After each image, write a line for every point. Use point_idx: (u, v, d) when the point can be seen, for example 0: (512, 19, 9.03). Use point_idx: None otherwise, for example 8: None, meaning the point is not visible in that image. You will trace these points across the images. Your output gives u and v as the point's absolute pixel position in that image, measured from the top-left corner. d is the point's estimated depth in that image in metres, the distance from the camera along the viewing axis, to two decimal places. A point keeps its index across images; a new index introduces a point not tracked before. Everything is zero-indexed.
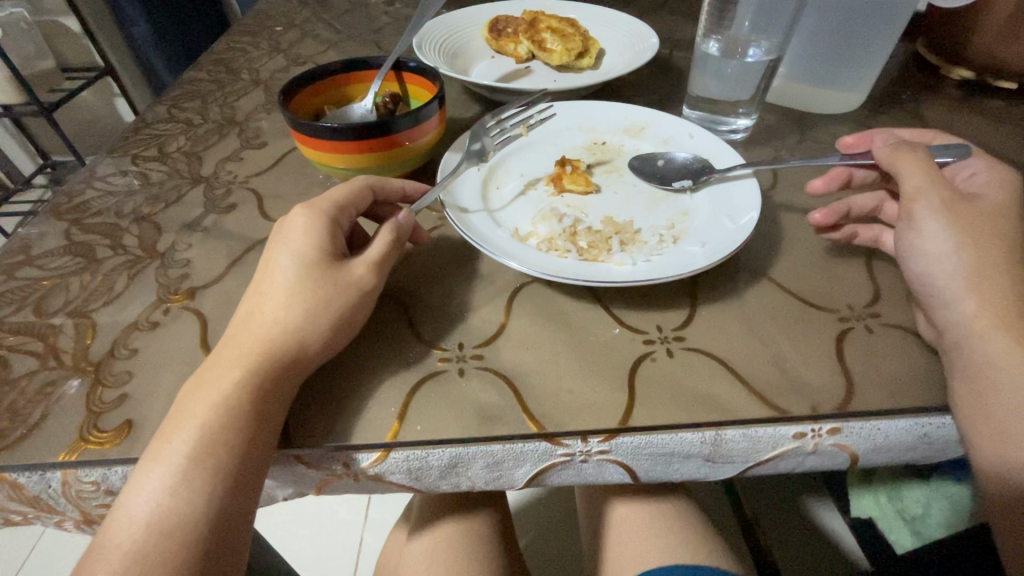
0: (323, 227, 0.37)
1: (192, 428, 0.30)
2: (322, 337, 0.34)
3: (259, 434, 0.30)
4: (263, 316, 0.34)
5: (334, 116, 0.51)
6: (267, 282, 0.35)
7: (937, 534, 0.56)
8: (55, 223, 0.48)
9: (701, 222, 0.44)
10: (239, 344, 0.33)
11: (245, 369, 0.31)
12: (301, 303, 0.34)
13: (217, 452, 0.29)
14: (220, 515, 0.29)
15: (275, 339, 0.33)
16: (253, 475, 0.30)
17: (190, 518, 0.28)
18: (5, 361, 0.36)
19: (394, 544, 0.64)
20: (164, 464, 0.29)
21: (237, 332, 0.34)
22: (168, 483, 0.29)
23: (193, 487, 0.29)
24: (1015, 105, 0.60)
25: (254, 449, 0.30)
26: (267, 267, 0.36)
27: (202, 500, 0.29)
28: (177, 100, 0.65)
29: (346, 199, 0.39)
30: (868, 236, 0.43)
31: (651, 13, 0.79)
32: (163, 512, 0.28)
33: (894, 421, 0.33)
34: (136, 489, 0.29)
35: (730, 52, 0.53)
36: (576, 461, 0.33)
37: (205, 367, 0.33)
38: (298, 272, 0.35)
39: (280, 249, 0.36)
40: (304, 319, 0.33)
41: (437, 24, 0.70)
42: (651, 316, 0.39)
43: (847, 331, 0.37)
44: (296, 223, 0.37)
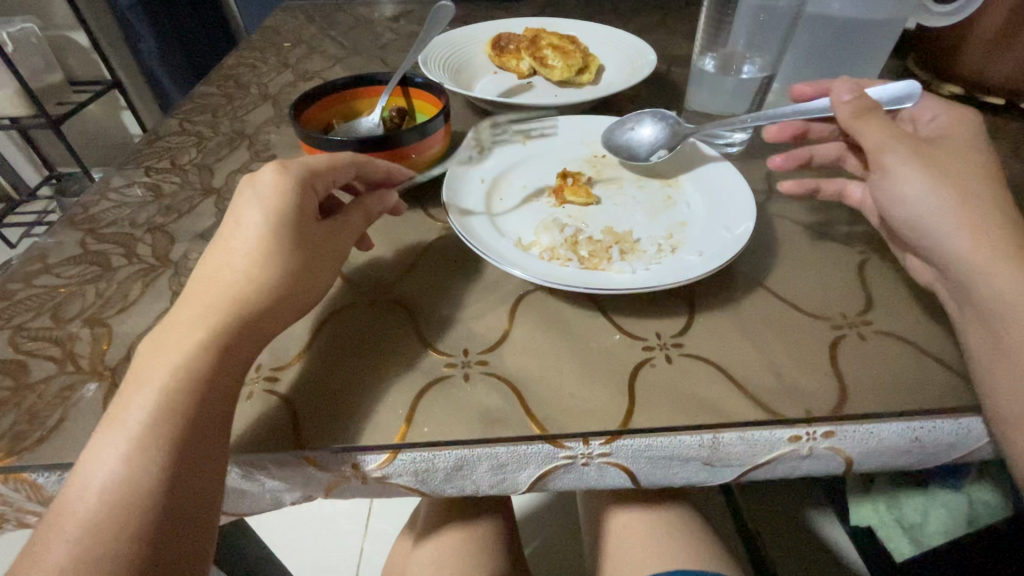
0: (294, 186, 0.37)
1: (151, 392, 0.30)
2: (284, 299, 0.35)
3: (218, 396, 0.31)
4: (228, 276, 0.34)
5: (342, 130, 0.52)
6: (233, 241, 0.35)
7: (934, 541, 0.57)
8: (70, 233, 0.49)
9: (698, 232, 0.46)
10: (202, 306, 0.33)
11: (210, 331, 0.32)
12: (269, 264, 0.35)
13: (178, 414, 0.30)
14: (175, 482, 0.29)
15: (237, 303, 0.34)
16: (209, 438, 0.30)
17: (145, 484, 0.28)
18: (23, 365, 0.38)
19: (398, 551, 0.64)
20: (121, 431, 0.29)
21: (198, 293, 0.34)
22: (124, 448, 0.29)
23: (148, 451, 0.29)
24: (1004, 120, 0.62)
25: (212, 412, 0.31)
26: (233, 224, 0.36)
27: (155, 466, 0.29)
28: (188, 114, 0.67)
29: (323, 166, 0.39)
30: (833, 189, 0.50)
31: (649, 31, 0.81)
32: (119, 479, 0.28)
33: (885, 424, 0.34)
34: (93, 456, 0.29)
35: (726, 68, 0.56)
36: (578, 463, 0.34)
37: (166, 330, 0.33)
38: (267, 231, 0.35)
39: (248, 203, 0.36)
40: (270, 283, 0.34)
41: (442, 41, 0.72)
42: (651, 324, 0.40)
43: (841, 337, 0.38)
44: (267, 179, 0.37)
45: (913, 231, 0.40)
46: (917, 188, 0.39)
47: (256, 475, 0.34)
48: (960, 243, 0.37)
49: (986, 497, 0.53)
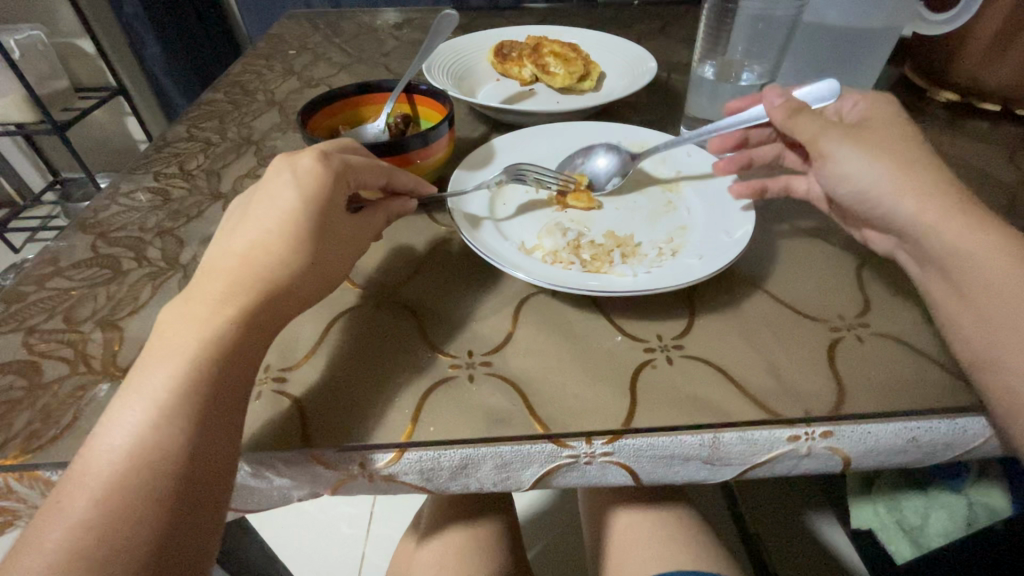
0: (332, 178, 0.37)
1: (177, 361, 0.31)
2: (303, 286, 0.36)
3: (238, 372, 0.32)
4: (256, 252, 0.35)
5: (348, 136, 0.53)
6: (264, 218, 0.36)
7: (934, 543, 0.57)
8: (81, 237, 0.50)
9: (699, 236, 0.46)
10: (228, 280, 0.34)
11: (235, 308, 0.33)
12: (295, 247, 0.35)
13: (197, 387, 0.30)
14: (189, 450, 0.29)
15: (264, 283, 0.34)
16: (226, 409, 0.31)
17: (161, 450, 0.29)
18: (37, 366, 0.38)
19: (401, 553, 0.65)
20: (143, 396, 0.30)
21: (227, 265, 0.35)
22: (146, 411, 0.30)
23: (168, 417, 0.30)
24: (1000, 126, 0.63)
25: (229, 388, 0.32)
26: (268, 200, 0.37)
27: (171, 432, 0.29)
28: (196, 120, 0.68)
29: (360, 166, 0.40)
30: (778, 186, 0.51)
31: (649, 39, 0.82)
32: (138, 442, 0.29)
33: (882, 424, 0.35)
34: (117, 417, 0.30)
35: (725, 76, 0.57)
36: (581, 462, 0.35)
37: (194, 299, 0.34)
38: (300, 214, 0.36)
39: (284, 183, 0.37)
40: (293, 267, 0.35)
41: (445, 49, 0.73)
42: (652, 326, 0.41)
43: (839, 339, 0.39)
44: (305, 164, 0.37)
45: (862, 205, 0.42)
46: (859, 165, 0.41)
47: (265, 473, 0.34)
48: (907, 206, 0.39)
49: (987, 499, 0.53)
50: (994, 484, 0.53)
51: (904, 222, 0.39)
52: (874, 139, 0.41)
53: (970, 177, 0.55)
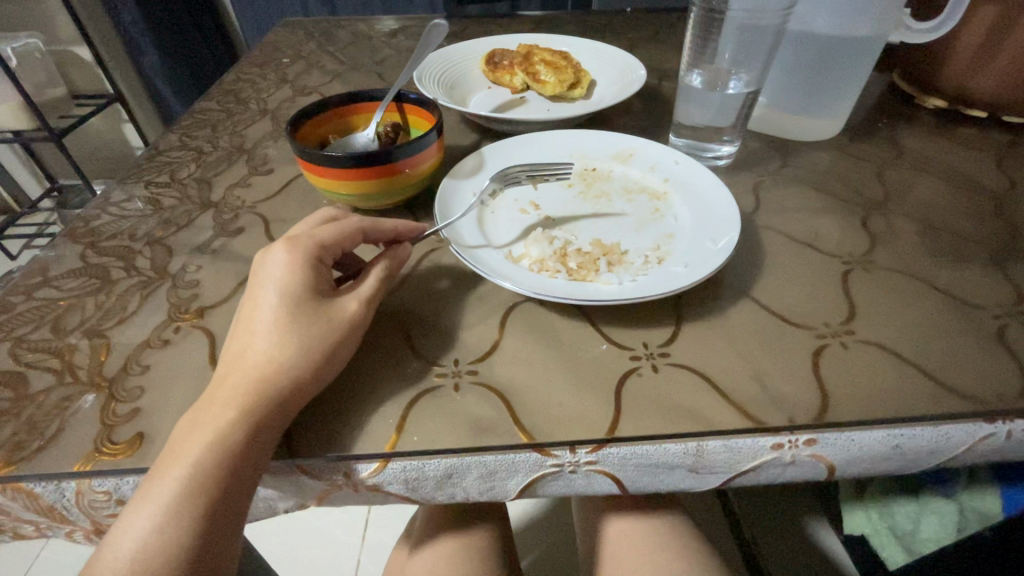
0: (304, 264, 0.37)
1: (179, 470, 0.30)
2: (309, 380, 0.34)
3: (242, 476, 0.31)
4: (252, 355, 0.34)
5: (338, 145, 0.54)
6: (254, 321, 0.36)
7: (926, 550, 0.57)
8: (71, 246, 0.50)
9: (685, 244, 0.47)
10: (227, 385, 0.33)
11: (236, 410, 0.32)
12: (290, 340, 0.34)
13: (207, 487, 0.30)
14: (202, 555, 0.30)
15: (266, 376, 0.33)
16: (236, 509, 0.31)
17: (174, 557, 0.29)
18: (23, 377, 0.38)
19: (395, 561, 0.65)
20: (147, 504, 0.30)
21: (224, 369, 0.34)
22: (154, 522, 0.30)
23: (178, 526, 0.30)
24: (987, 132, 0.63)
25: (236, 490, 0.31)
26: (253, 303, 0.36)
27: (183, 539, 0.30)
28: (189, 129, 0.69)
29: (330, 239, 0.39)
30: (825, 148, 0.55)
31: (640, 46, 0.83)
32: (149, 553, 0.29)
33: (865, 432, 0.35)
34: (125, 526, 0.30)
35: (713, 84, 0.57)
36: (566, 472, 0.35)
37: (199, 406, 0.33)
38: (284, 308, 0.35)
39: (264, 285, 0.37)
40: (292, 361, 0.34)
41: (437, 57, 0.73)
42: (638, 333, 0.41)
43: (824, 346, 0.39)
44: (280, 260, 0.37)
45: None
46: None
47: None
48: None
49: (977, 505, 0.53)
50: (989, 489, 0.52)
51: None
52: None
53: (957, 183, 0.55)
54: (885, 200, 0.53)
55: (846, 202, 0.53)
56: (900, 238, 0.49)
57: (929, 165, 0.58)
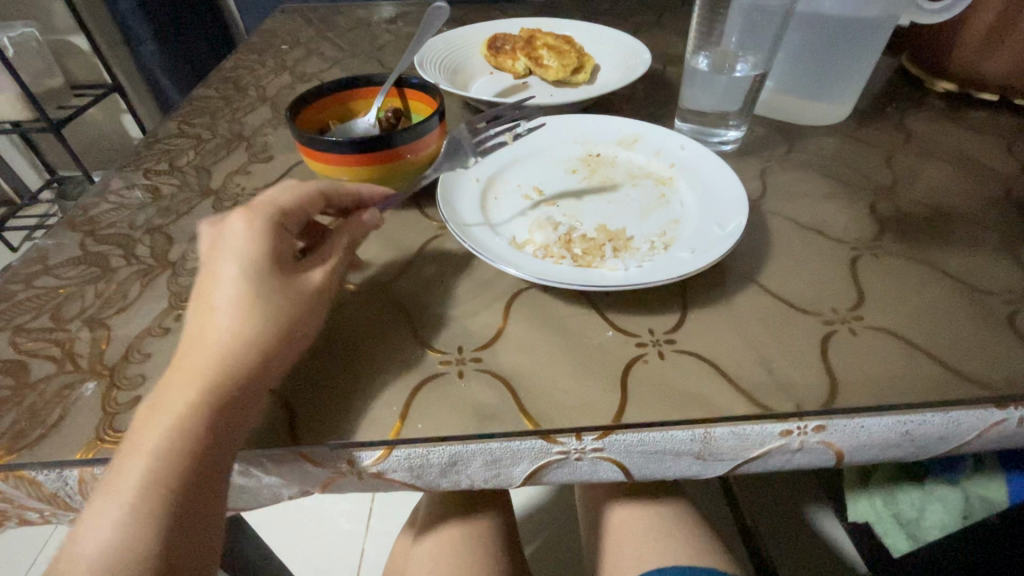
0: (264, 233, 0.35)
1: (142, 461, 0.30)
2: (275, 354, 0.33)
3: (209, 459, 0.31)
4: (211, 334, 0.32)
5: (339, 131, 0.53)
6: (211, 297, 0.33)
7: (930, 537, 0.56)
8: (70, 235, 0.50)
9: (692, 229, 0.46)
10: (186, 367, 0.32)
11: (198, 391, 0.31)
12: (255, 314, 0.33)
13: (172, 473, 0.30)
14: (172, 548, 0.29)
15: (229, 357, 0.32)
16: (206, 496, 0.31)
17: (142, 552, 0.29)
18: (24, 365, 0.38)
19: (399, 549, 0.65)
20: (112, 499, 0.29)
21: (183, 349, 0.33)
22: (118, 517, 0.29)
23: (143, 519, 0.29)
24: (998, 116, 0.62)
25: (204, 476, 0.30)
26: (212, 275, 0.34)
27: (150, 532, 0.29)
28: (188, 116, 0.68)
29: (290, 205, 0.38)
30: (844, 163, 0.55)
31: (644, 31, 0.81)
32: (115, 550, 0.28)
33: (874, 418, 0.35)
34: (87, 523, 0.29)
35: (718, 68, 0.56)
36: (571, 458, 0.35)
37: (157, 392, 0.32)
38: (246, 281, 0.33)
39: (223, 254, 0.35)
40: (256, 337, 0.33)
41: (437, 42, 0.72)
42: (644, 320, 0.40)
43: (832, 332, 0.39)
44: (238, 230, 0.35)
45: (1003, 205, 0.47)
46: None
47: (253, 470, 0.34)
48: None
49: (985, 492, 0.53)
50: (993, 477, 0.52)
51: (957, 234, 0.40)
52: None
53: (968, 168, 0.54)
54: (894, 185, 0.52)
55: (856, 187, 0.53)
56: (910, 224, 0.48)
57: (939, 150, 0.57)
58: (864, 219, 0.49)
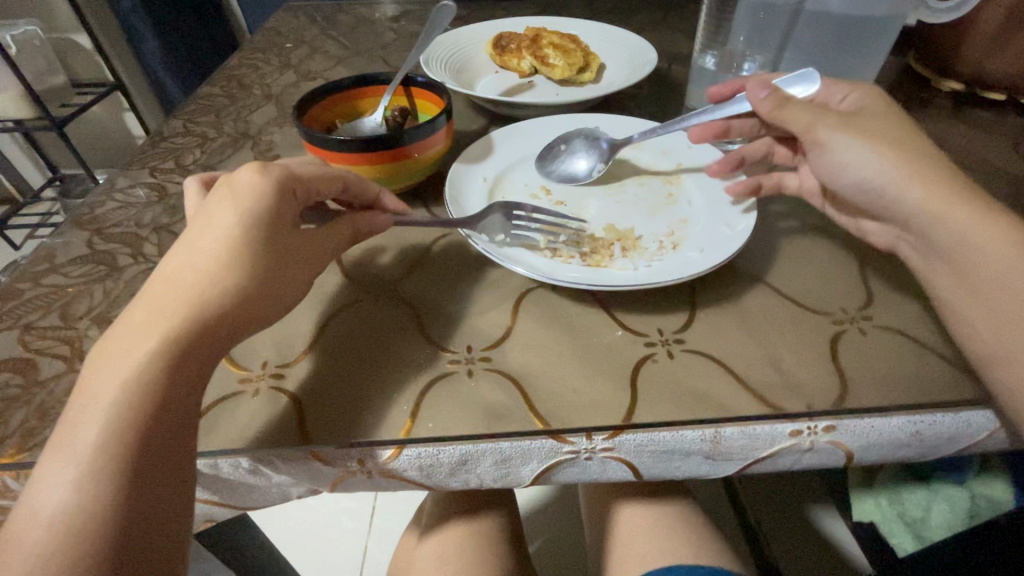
0: (274, 191, 0.36)
1: (100, 407, 0.29)
2: (250, 304, 0.33)
3: (178, 408, 0.30)
4: (189, 274, 0.33)
5: (346, 130, 0.53)
6: (201, 239, 0.34)
7: (936, 536, 0.56)
8: (77, 233, 0.50)
9: (700, 228, 0.46)
10: (154, 313, 0.32)
11: (160, 334, 0.31)
12: (234, 262, 0.33)
13: (134, 404, 0.29)
14: (134, 504, 0.28)
15: (205, 298, 0.32)
16: (172, 451, 0.29)
17: (100, 506, 0.27)
18: (33, 363, 0.38)
19: (403, 548, 0.65)
20: (70, 452, 0.28)
21: (155, 294, 0.33)
22: (74, 470, 0.27)
23: (99, 472, 0.27)
24: (1004, 115, 0.62)
25: (170, 424, 0.30)
26: (200, 225, 0.35)
27: (110, 486, 0.27)
28: (192, 114, 0.68)
29: (308, 175, 0.38)
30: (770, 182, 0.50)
31: (649, 30, 0.81)
32: (72, 504, 0.27)
33: (885, 418, 0.34)
34: (42, 481, 0.28)
35: (727, 66, 0.59)
36: (582, 458, 0.35)
37: (130, 325, 0.32)
38: (238, 227, 0.34)
39: (218, 205, 0.35)
40: (235, 286, 0.33)
41: (443, 41, 0.72)
42: (652, 320, 0.40)
43: (842, 332, 0.39)
44: (244, 181, 0.36)
45: (864, 198, 0.41)
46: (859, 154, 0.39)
47: (263, 470, 0.34)
48: (924, 195, 0.38)
49: (990, 491, 0.53)
50: (1000, 477, 0.53)
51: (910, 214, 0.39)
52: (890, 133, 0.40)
53: (975, 167, 0.54)
54: None
55: None
56: None
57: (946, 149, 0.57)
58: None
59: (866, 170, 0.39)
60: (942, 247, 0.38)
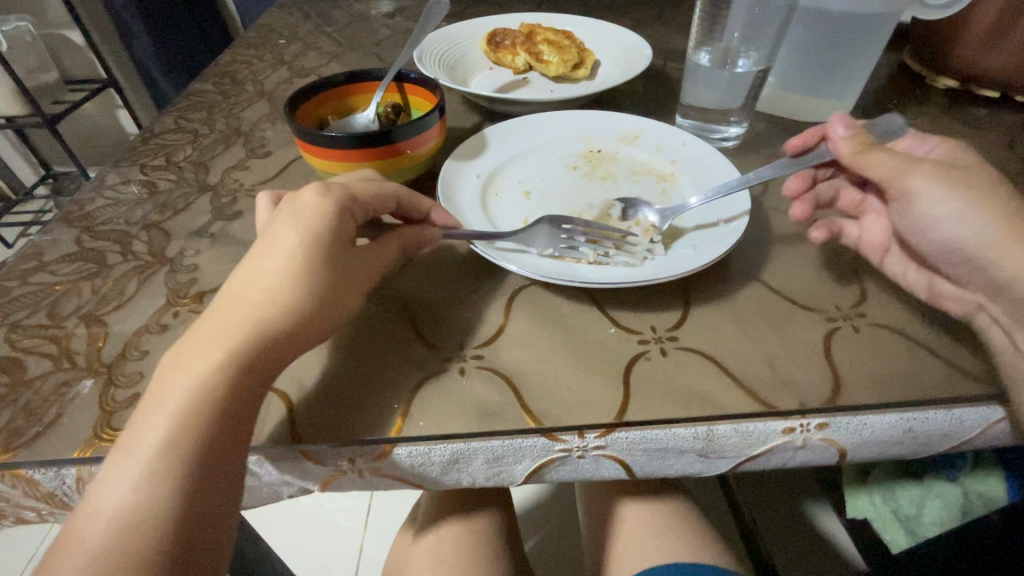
0: (335, 210, 0.36)
1: (166, 421, 0.30)
2: (308, 329, 0.33)
3: (234, 433, 0.30)
4: (257, 293, 0.33)
5: (337, 126, 0.52)
6: (266, 256, 0.34)
7: (930, 533, 0.56)
8: (66, 231, 0.49)
9: (694, 226, 0.46)
10: (220, 327, 0.32)
11: (225, 352, 0.31)
12: (296, 287, 0.33)
13: (202, 425, 0.29)
14: (184, 520, 0.28)
15: (269, 320, 0.32)
16: (225, 474, 0.30)
17: (155, 516, 0.28)
18: (20, 362, 0.38)
19: (398, 547, 0.65)
20: (134, 455, 0.29)
21: (225, 306, 0.33)
22: (135, 474, 0.28)
23: (158, 482, 0.28)
24: (998, 113, 0.62)
25: (225, 446, 0.30)
26: (267, 240, 0.35)
27: (166, 499, 0.28)
28: (185, 111, 0.67)
29: (365, 193, 0.38)
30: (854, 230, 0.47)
31: (645, 26, 0.81)
32: (138, 507, 0.28)
33: (878, 415, 0.34)
34: (106, 481, 0.29)
35: (721, 62, 0.56)
36: (574, 456, 0.35)
37: (198, 340, 0.32)
38: (303, 248, 0.34)
39: (284, 223, 0.35)
40: (297, 309, 0.33)
41: (437, 37, 0.72)
42: (645, 317, 0.40)
43: (835, 330, 0.38)
44: (308, 200, 0.36)
45: (944, 254, 0.42)
46: (948, 208, 0.40)
47: (253, 469, 0.34)
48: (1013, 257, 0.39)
49: (983, 488, 0.53)
50: (991, 474, 0.53)
51: (1006, 274, 0.39)
52: (966, 177, 0.40)
53: None
54: None
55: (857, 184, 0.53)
56: None
57: None
58: (841, 236, 0.47)
59: (959, 229, 0.40)
60: (1003, 285, 0.39)
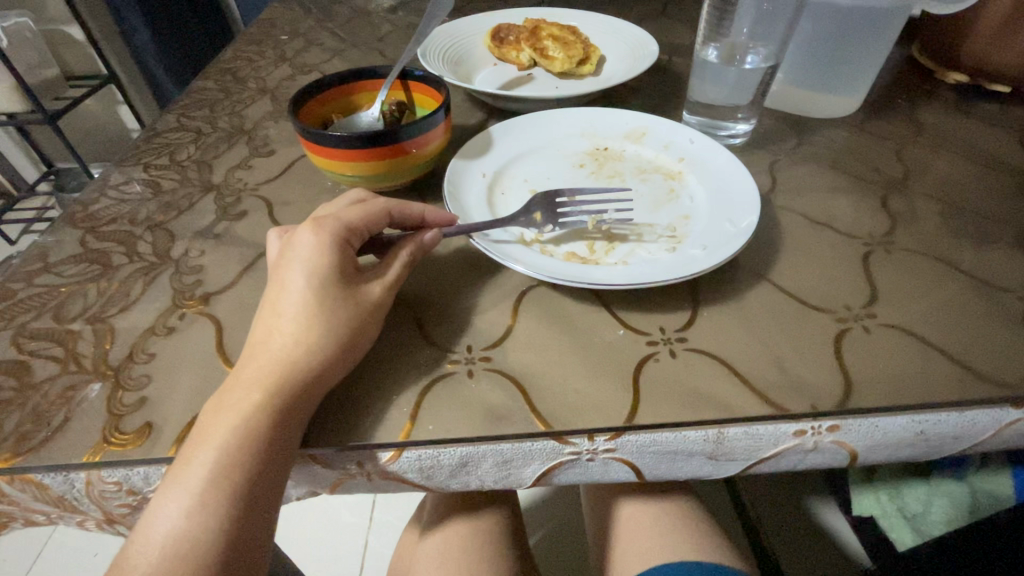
0: (331, 245, 0.36)
1: (207, 457, 0.30)
2: (336, 363, 0.33)
3: (274, 464, 0.31)
4: (278, 339, 0.33)
5: (342, 125, 0.52)
6: (279, 302, 0.34)
7: (936, 531, 0.55)
8: (71, 231, 0.49)
9: (703, 226, 0.45)
10: (254, 367, 0.33)
11: (263, 392, 0.31)
12: (317, 323, 0.33)
13: (242, 460, 0.30)
14: (234, 545, 0.29)
15: (295, 359, 0.32)
16: (268, 500, 0.31)
17: (205, 544, 0.29)
18: (27, 365, 0.38)
19: (404, 545, 0.65)
20: (183, 485, 0.30)
21: (254, 351, 0.33)
22: (187, 503, 0.29)
23: (207, 511, 0.29)
24: (1010, 109, 0.61)
25: (268, 476, 0.30)
26: (278, 286, 0.35)
27: (215, 525, 0.29)
28: (186, 109, 0.66)
29: (357, 220, 0.38)
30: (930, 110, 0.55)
31: (650, 21, 0.80)
32: (187, 537, 0.29)
33: (890, 418, 0.34)
34: (157, 509, 0.30)
35: (729, 59, 0.55)
36: (583, 459, 0.35)
37: (231, 380, 0.33)
38: (313, 289, 0.34)
39: (290, 266, 0.35)
40: (322, 344, 0.33)
41: (440, 33, 0.71)
42: (655, 318, 0.40)
43: (845, 331, 0.38)
44: (305, 242, 0.36)
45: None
46: None
47: None
48: None
49: (991, 487, 0.52)
50: (1002, 472, 0.51)
51: None
52: None
53: (979, 161, 0.54)
54: (905, 178, 0.52)
55: (867, 181, 0.52)
56: (922, 219, 0.48)
57: (949, 142, 0.57)
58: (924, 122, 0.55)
59: None
60: None
